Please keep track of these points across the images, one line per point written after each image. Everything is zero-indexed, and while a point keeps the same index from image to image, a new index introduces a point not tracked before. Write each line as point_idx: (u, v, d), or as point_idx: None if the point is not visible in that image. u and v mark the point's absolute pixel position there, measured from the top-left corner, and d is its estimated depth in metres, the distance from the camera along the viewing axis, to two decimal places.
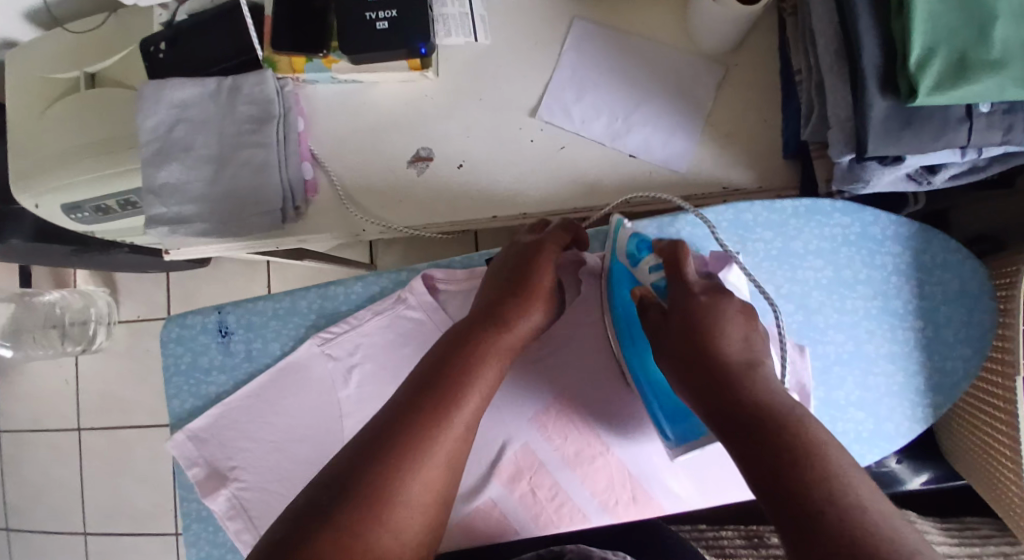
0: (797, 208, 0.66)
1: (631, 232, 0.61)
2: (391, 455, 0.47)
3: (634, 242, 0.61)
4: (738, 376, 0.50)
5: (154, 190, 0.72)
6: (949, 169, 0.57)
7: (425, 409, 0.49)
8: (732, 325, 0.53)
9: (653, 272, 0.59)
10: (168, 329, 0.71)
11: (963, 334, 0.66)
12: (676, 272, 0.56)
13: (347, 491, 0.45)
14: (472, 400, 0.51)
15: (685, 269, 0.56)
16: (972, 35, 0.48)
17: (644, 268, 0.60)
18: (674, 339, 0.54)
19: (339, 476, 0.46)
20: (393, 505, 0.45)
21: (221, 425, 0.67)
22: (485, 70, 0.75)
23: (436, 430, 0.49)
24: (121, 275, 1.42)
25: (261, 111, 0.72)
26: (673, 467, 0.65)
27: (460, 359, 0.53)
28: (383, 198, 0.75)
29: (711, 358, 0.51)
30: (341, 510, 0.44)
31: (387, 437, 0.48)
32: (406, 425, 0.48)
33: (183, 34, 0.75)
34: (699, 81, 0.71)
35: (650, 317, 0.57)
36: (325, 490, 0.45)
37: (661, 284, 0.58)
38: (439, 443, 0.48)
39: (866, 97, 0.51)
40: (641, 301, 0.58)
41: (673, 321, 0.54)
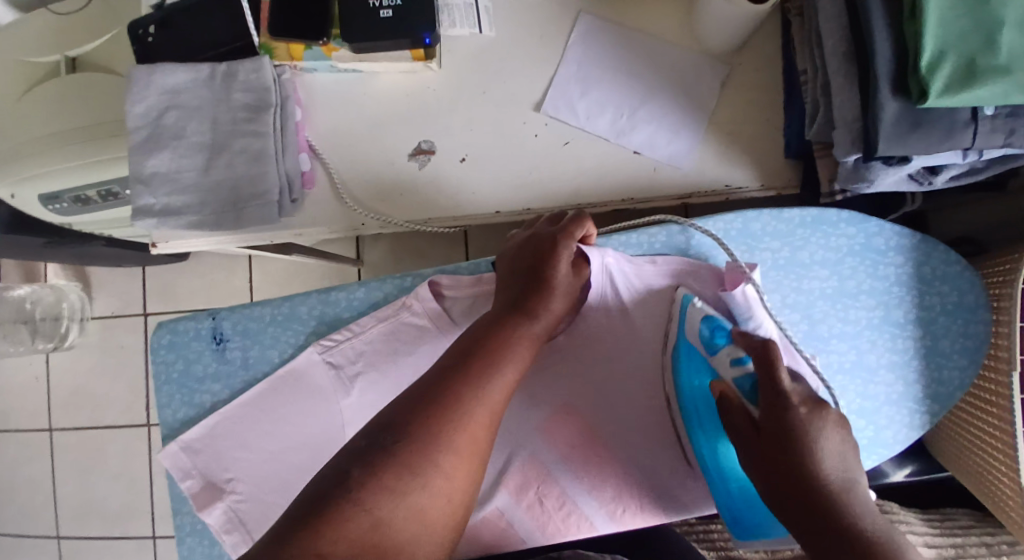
0: (804, 218, 0.66)
1: (707, 315, 0.59)
2: (437, 412, 0.47)
3: (708, 326, 0.59)
4: (835, 500, 0.50)
5: (142, 179, 0.69)
6: (949, 170, 0.58)
7: (467, 374, 0.50)
8: (827, 441, 0.51)
9: (737, 367, 0.56)
10: (159, 334, 0.68)
11: (959, 345, 0.67)
12: (769, 379, 0.52)
13: (395, 443, 0.45)
14: (510, 370, 0.52)
15: (781, 375, 0.52)
16: (982, 42, 0.49)
17: (725, 358, 0.57)
18: (770, 450, 0.52)
19: (383, 430, 0.46)
20: (440, 457, 0.45)
21: (216, 435, 0.65)
22: (489, 63, 0.74)
23: (478, 394, 0.49)
24: (95, 269, 1.37)
25: (258, 100, 0.69)
26: (679, 473, 0.65)
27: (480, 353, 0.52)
28: (384, 193, 0.74)
29: (802, 472, 0.51)
30: (389, 461, 0.44)
31: (430, 398, 0.48)
32: (450, 389, 0.49)
33: (174, 17, 0.72)
34: (702, 79, 0.71)
35: (736, 424, 0.54)
36: (371, 443, 0.45)
37: (748, 383, 0.55)
38: (482, 406, 0.49)
39: (878, 98, 0.52)
40: (721, 399, 0.56)
41: (765, 432, 0.52)
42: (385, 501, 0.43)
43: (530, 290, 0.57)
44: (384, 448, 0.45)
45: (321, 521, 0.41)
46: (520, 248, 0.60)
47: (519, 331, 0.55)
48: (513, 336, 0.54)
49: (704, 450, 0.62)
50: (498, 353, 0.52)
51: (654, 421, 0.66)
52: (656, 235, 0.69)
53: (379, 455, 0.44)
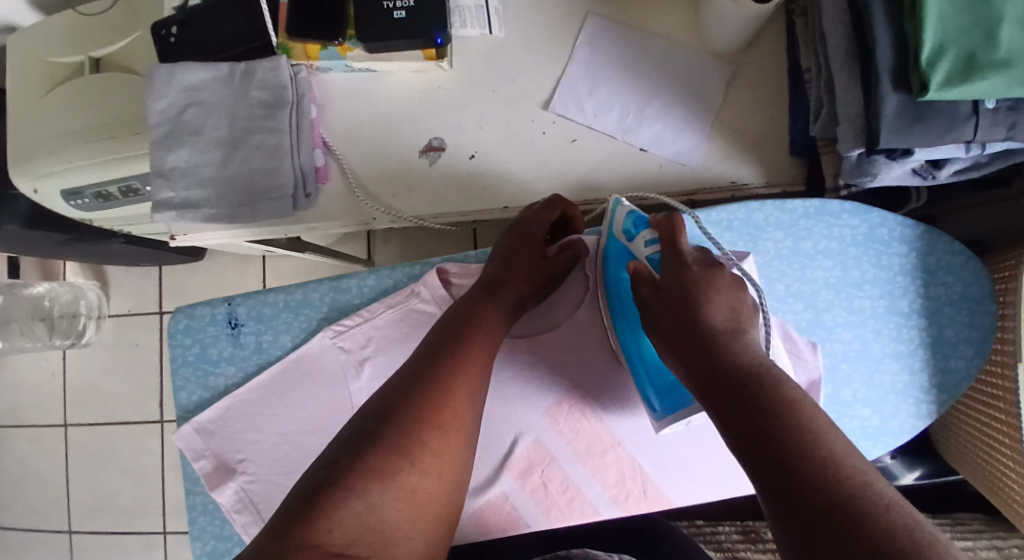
0: (807, 208, 0.65)
1: (629, 210, 0.57)
2: (420, 395, 0.48)
3: (631, 220, 0.57)
4: (719, 346, 0.48)
5: (162, 173, 0.71)
6: (953, 165, 0.58)
7: (444, 357, 0.51)
8: (718, 296, 0.50)
9: (649, 246, 0.55)
10: (175, 319, 0.69)
11: (965, 335, 0.66)
12: (672, 246, 0.52)
13: (382, 430, 0.46)
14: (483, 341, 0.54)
15: (682, 244, 0.52)
16: (982, 37, 0.50)
17: (640, 242, 0.56)
18: (666, 314, 0.51)
19: (372, 420, 0.47)
20: (423, 435, 0.46)
21: (228, 417, 0.66)
22: (499, 62, 0.76)
23: (456, 374, 0.50)
24: (111, 267, 1.40)
25: (274, 97, 0.71)
26: (687, 465, 0.65)
27: (451, 344, 0.52)
28: (394, 187, 0.75)
29: (691, 329, 0.49)
30: (377, 449, 0.45)
31: (413, 380, 0.49)
32: (431, 371, 0.50)
33: (196, 17, 0.75)
34: (708, 78, 0.73)
35: (641, 292, 0.54)
36: (361, 436, 0.46)
37: (656, 258, 0.54)
38: (461, 382, 0.50)
39: (879, 92, 0.53)
40: (634, 277, 0.55)
41: (664, 289, 0.52)
42: (375, 487, 0.43)
43: (501, 275, 0.60)
44: (370, 437, 0.46)
45: (320, 510, 0.42)
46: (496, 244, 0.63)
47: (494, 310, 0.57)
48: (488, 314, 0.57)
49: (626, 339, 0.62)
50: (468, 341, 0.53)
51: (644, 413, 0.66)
52: None
53: (366, 444, 0.45)
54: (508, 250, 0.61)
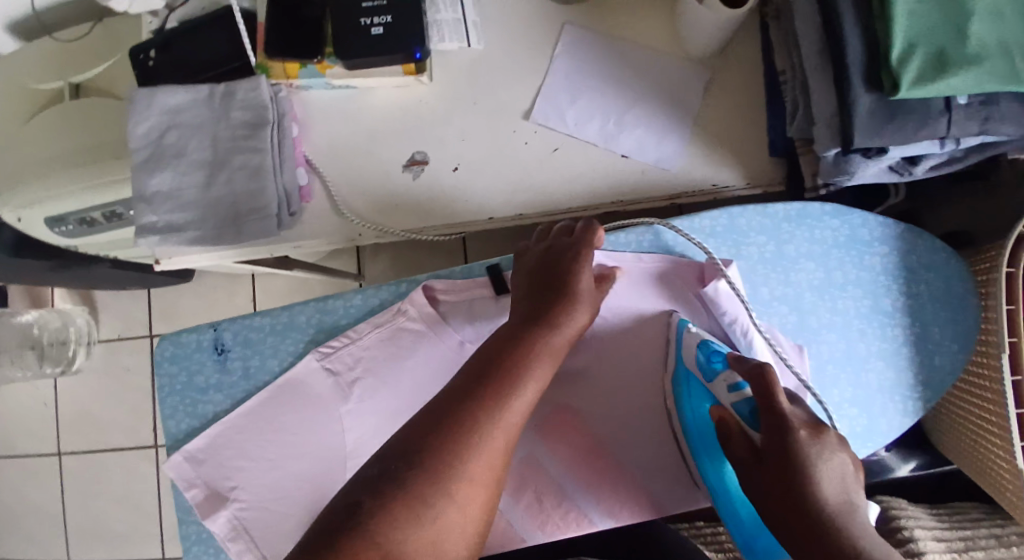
0: (789, 213, 0.66)
1: (703, 340, 0.57)
2: (452, 434, 0.44)
3: (704, 352, 0.57)
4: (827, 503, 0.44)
5: (145, 199, 0.71)
6: (929, 161, 0.59)
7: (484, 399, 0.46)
8: (829, 470, 0.45)
9: (735, 392, 0.51)
10: (162, 346, 0.68)
11: (948, 332, 0.66)
12: (768, 398, 0.47)
13: (405, 469, 0.42)
14: (532, 381, 0.49)
15: (779, 399, 0.47)
16: (952, 34, 0.51)
17: (722, 385, 0.52)
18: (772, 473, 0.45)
19: (401, 456, 0.43)
20: (456, 485, 0.43)
21: (218, 445, 0.64)
22: (479, 75, 0.76)
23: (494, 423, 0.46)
24: (100, 293, 1.39)
25: (256, 117, 0.71)
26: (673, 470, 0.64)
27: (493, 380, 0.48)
28: (378, 204, 0.75)
29: (795, 489, 0.44)
30: (396, 495, 0.41)
31: (446, 416, 0.45)
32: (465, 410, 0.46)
33: (173, 41, 0.75)
34: (687, 83, 0.74)
35: (736, 449, 0.48)
36: (383, 472, 0.43)
37: (746, 408, 0.50)
38: (496, 430, 0.45)
39: (852, 92, 0.53)
40: (721, 427, 0.50)
41: (767, 456, 0.46)
42: (390, 528, 0.40)
43: (547, 295, 0.55)
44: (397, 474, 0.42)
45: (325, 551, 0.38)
46: (540, 260, 0.58)
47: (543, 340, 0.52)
48: (535, 342, 0.51)
49: (709, 473, 0.57)
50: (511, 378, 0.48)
51: (637, 422, 0.65)
52: (643, 235, 0.67)
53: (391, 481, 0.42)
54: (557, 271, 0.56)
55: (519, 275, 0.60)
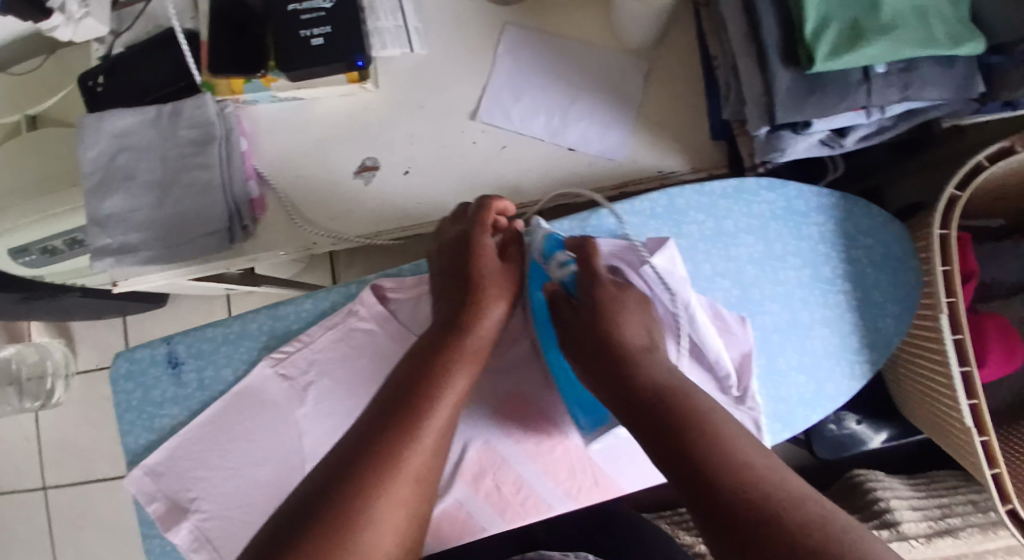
0: (725, 190, 0.66)
1: (547, 231, 0.60)
2: (377, 457, 0.44)
3: (547, 244, 0.60)
4: (636, 357, 0.51)
5: (98, 222, 0.72)
6: (857, 132, 0.60)
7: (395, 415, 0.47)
8: (629, 316, 0.53)
9: (562, 268, 0.58)
10: (117, 364, 0.68)
11: (890, 295, 0.67)
12: (588, 268, 0.56)
13: (333, 496, 0.42)
14: (452, 391, 0.50)
15: (596, 266, 0.56)
16: (863, 6, 0.53)
17: (554, 263, 0.58)
18: (584, 327, 0.54)
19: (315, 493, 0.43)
20: (372, 504, 0.42)
21: (177, 457, 0.65)
22: (424, 79, 0.77)
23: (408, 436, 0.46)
24: (76, 324, 1.39)
25: (203, 134, 0.72)
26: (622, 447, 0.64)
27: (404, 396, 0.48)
28: (330, 210, 0.76)
29: (611, 350, 0.51)
30: (310, 541, 0.39)
31: (371, 436, 0.46)
32: (377, 432, 0.46)
33: (120, 66, 0.76)
34: (627, 74, 0.75)
35: (561, 312, 0.56)
36: (296, 515, 0.41)
37: (569, 279, 0.57)
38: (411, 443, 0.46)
39: (770, 69, 0.55)
40: (553, 298, 0.57)
41: (582, 309, 0.54)
42: None
43: (458, 303, 0.55)
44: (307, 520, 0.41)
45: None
46: (447, 259, 0.59)
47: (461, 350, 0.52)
48: (452, 352, 0.52)
49: (551, 359, 0.62)
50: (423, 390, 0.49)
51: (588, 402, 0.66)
52: (585, 219, 0.68)
53: (302, 529, 0.40)
54: (462, 269, 0.57)
55: (432, 276, 0.60)
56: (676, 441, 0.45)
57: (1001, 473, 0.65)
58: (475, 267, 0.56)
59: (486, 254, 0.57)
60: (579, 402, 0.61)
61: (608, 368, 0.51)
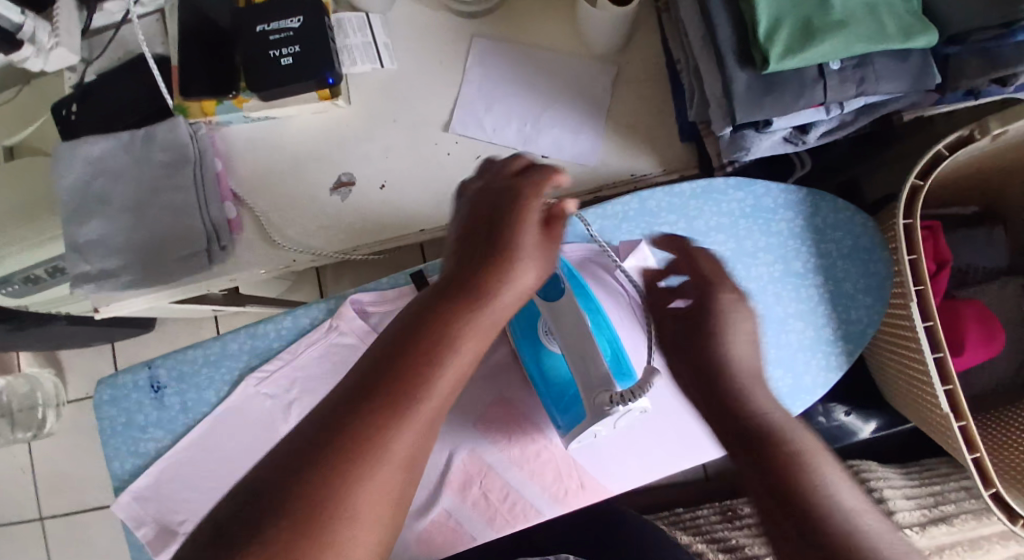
0: (694, 190, 0.67)
1: None
2: (352, 442, 0.40)
3: None
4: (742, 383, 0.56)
5: (77, 249, 0.72)
6: (819, 128, 0.61)
7: (386, 391, 0.42)
8: (738, 342, 0.59)
9: None
10: (100, 391, 0.67)
11: (862, 286, 0.68)
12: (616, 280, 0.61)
13: (295, 483, 0.38)
14: (447, 374, 0.44)
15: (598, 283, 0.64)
16: (814, 5, 0.54)
17: None
18: (697, 343, 0.59)
19: (287, 466, 0.39)
20: (346, 486, 0.39)
21: (163, 480, 0.65)
22: (395, 93, 0.78)
23: (398, 418, 0.42)
24: (65, 353, 1.38)
25: (177, 156, 0.73)
26: (607, 448, 0.65)
27: (399, 368, 0.44)
28: (308, 227, 0.76)
29: (720, 372, 0.57)
30: (274, 524, 0.37)
31: (352, 411, 0.41)
32: (364, 406, 0.42)
33: (92, 93, 0.76)
34: (596, 80, 0.76)
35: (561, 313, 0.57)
36: (262, 491, 0.38)
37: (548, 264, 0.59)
38: (403, 427, 0.42)
39: (726, 70, 0.56)
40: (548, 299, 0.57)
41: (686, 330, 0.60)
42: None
43: (472, 274, 0.50)
44: (275, 499, 0.38)
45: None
46: (477, 221, 0.54)
47: (457, 329, 0.46)
48: (453, 328, 0.46)
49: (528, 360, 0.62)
50: (422, 365, 0.44)
51: None
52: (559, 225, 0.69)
53: (268, 509, 0.37)
54: (488, 234, 0.52)
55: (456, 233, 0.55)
56: (767, 462, 0.48)
57: (981, 457, 0.66)
58: (503, 233, 0.51)
59: (523, 224, 0.52)
60: (555, 402, 0.61)
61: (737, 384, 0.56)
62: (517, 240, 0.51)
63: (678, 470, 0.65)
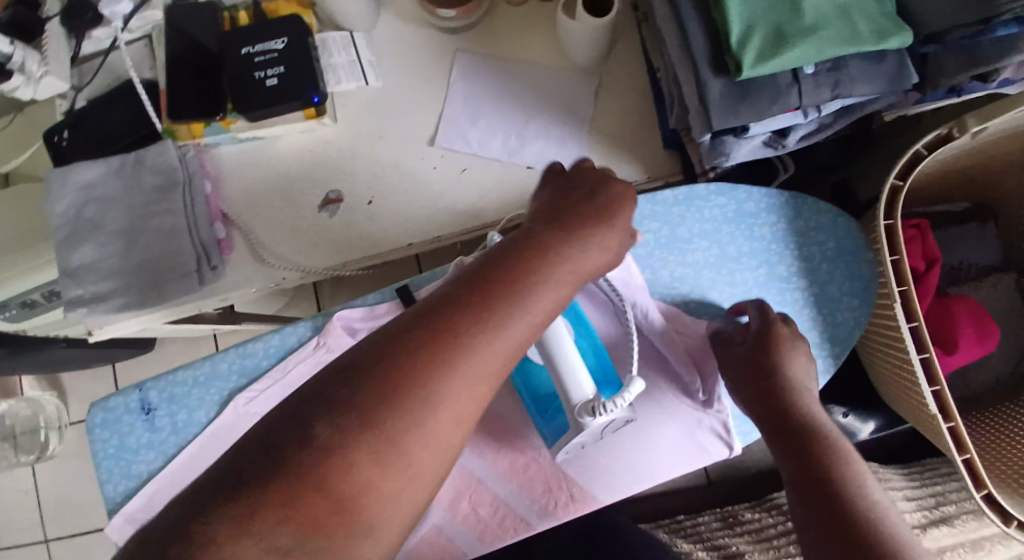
0: (677, 197, 0.67)
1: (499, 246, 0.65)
2: (452, 340, 0.39)
3: None
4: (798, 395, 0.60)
5: (70, 273, 0.73)
6: (797, 131, 0.61)
7: (490, 297, 0.41)
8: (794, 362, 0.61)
9: None
10: (92, 414, 0.68)
11: (847, 288, 0.68)
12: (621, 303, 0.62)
13: (392, 370, 0.37)
14: (546, 296, 0.43)
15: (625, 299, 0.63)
16: (785, 11, 0.54)
17: None
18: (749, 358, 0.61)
19: (380, 350, 0.38)
20: (440, 380, 0.38)
21: (156, 502, 0.65)
22: (381, 110, 0.79)
23: (500, 325, 0.41)
24: (66, 375, 1.39)
25: (166, 180, 0.74)
26: (597, 458, 0.64)
27: (506, 278, 0.42)
28: (297, 245, 0.77)
29: (778, 383, 0.60)
30: (366, 401, 0.36)
31: (454, 312, 0.40)
32: (465, 307, 0.40)
33: (83, 119, 0.78)
34: (578, 91, 0.77)
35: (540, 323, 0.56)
36: (354, 371, 0.37)
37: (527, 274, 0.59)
38: (503, 338, 0.40)
39: (701, 78, 0.56)
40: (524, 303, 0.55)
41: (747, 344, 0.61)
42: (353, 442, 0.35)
43: (574, 215, 0.49)
44: (370, 378, 0.36)
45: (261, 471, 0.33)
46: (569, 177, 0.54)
47: (562, 259, 0.45)
48: (557, 252, 0.46)
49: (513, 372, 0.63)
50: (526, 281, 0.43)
51: None
52: None
53: (361, 385, 0.36)
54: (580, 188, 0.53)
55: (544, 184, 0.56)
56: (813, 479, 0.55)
57: (971, 458, 0.66)
58: (598, 189, 0.52)
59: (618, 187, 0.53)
60: (539, 412, 0.61)
61: (788, 402, 0.59)
62: (612, 199, 0.52)
63: (669, 479, 0.65)
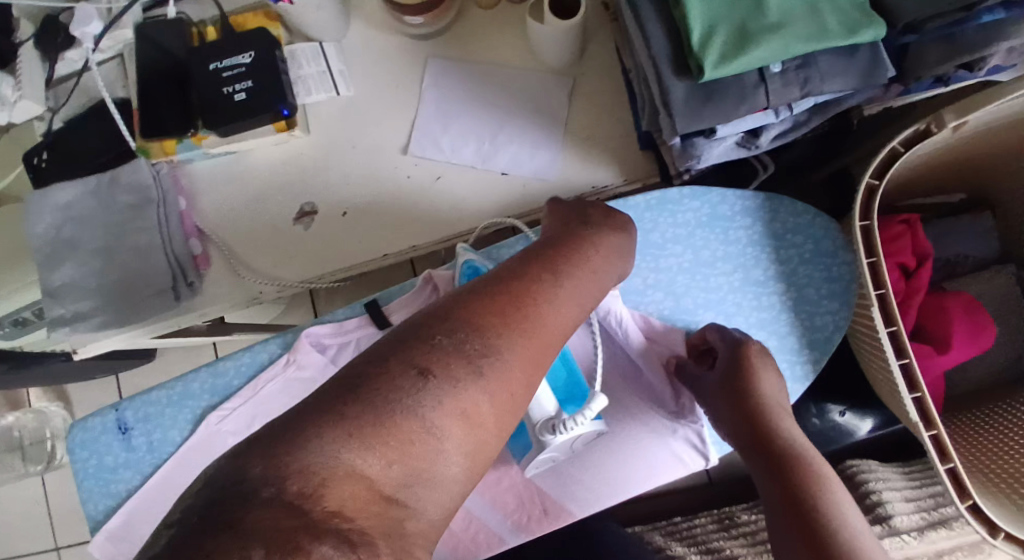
0: (649, 202, 0.66)
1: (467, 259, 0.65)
2: (514, 310, 0.45)
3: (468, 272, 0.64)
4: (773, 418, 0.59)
5: (50, 294, 0.73)
6: (770, 131, 0.59)
7: (538, 281, 0.48)
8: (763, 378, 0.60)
9: None
10: (71, 435, 0.69)
11: (825, 291, 0.66)
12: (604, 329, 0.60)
13: (460, 332, 0.41)
14: (580, 287, 0.50)
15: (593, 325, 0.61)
16: (749, 8, 0.52)
17: None
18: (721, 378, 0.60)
19: (444, 316, 0.42)
20: (508, 336, 0.42)
21: (135, 519, 0.66)
22: (353, 120, 0.78)
23: (552, 299, 0.47)
24: (71, 386, 1.42)
25: (141, 198, 0.75)
26: (569, 471, 0.63)
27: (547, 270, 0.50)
28: (272, 258, 0.76)
29: (750, 405, 0.59)
30: (446, 345, 0.40)
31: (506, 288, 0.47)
32: (520, 284, 0.47)
33: (60, 140, 0.78)
34: (552, 93, 0.75)
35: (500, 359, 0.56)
36: (427, 332, 0.41)
37: None
38: (556, 307, 0.47)
39: (664, 81, 0.54)
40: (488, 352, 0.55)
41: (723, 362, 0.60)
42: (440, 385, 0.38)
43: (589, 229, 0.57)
44: (442, 335, 0.41)
45: (339, 410, 0.35)
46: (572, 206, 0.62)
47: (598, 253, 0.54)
48: (588, 252, 0.54)
49: None
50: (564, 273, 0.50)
51: None
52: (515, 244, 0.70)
53: (439, 338, 0.40)
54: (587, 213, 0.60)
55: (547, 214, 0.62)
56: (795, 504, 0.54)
57: (955, 467, 0.64)
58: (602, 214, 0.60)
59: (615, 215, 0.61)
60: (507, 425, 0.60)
61: (762, 426, 0.59)
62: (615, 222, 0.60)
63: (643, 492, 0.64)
